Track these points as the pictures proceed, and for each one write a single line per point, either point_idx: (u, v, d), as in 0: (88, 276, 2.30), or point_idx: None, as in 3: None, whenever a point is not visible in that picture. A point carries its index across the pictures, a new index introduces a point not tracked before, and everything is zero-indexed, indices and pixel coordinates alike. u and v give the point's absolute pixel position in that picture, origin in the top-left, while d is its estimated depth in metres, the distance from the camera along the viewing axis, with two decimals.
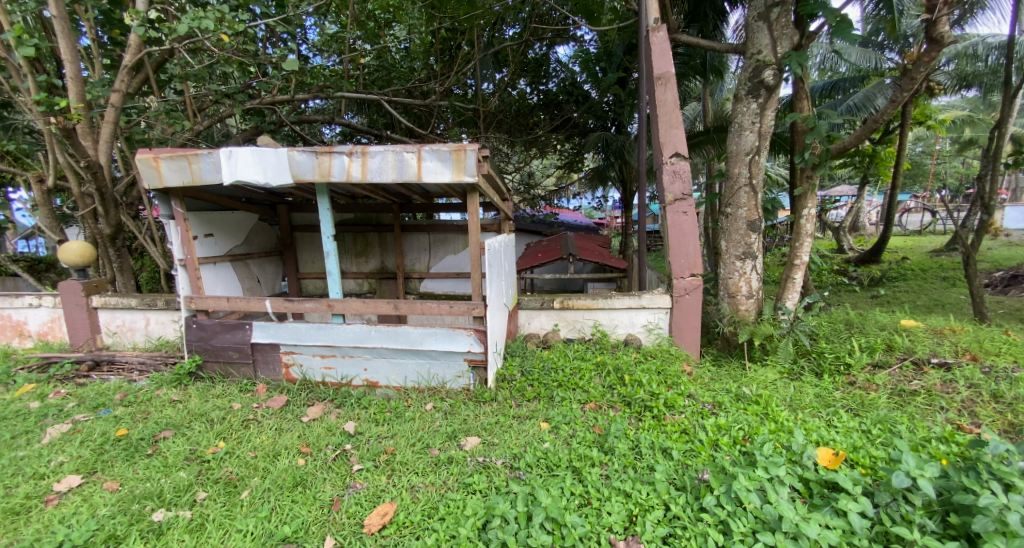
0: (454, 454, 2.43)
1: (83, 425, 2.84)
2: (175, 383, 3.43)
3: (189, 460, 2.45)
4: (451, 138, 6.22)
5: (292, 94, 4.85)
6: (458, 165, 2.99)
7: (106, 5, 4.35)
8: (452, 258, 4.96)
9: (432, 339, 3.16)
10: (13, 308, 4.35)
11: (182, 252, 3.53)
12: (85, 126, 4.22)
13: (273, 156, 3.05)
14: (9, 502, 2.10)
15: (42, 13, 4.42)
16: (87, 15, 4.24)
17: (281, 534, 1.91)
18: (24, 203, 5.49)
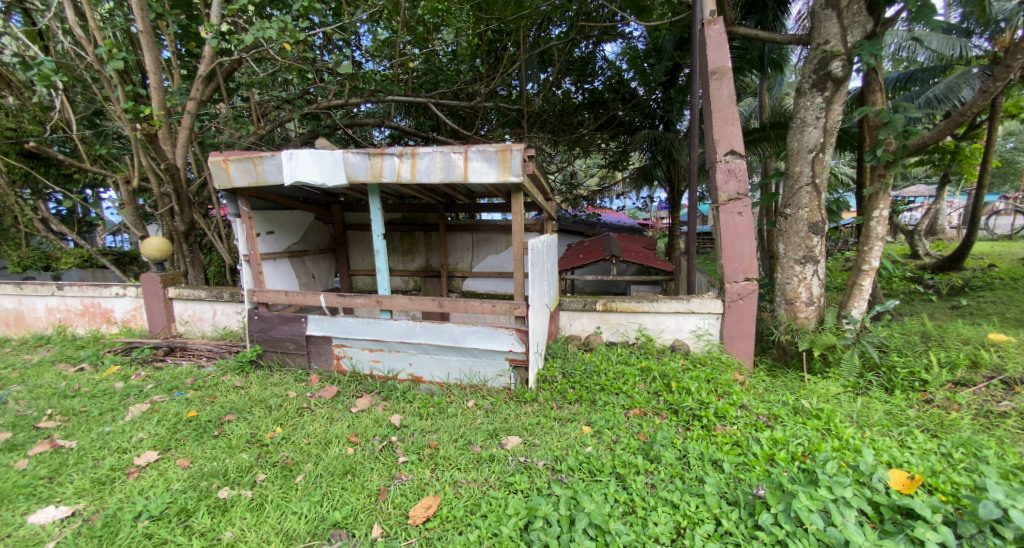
0: (497, 453, 2.44)
1: (159, 406, 3.09)
2: (238, 370, 3.67)
3: (250, 443, 2.62)
4: (495, 139, 6.28)
5: (346, 99, 5.08)
6: (504, 166, 3.00)
7: (183, 20, 4.72)
8: (495, 258, 4.99)
9: (474, 337, 3.20)
10: (102, 297, 4.79)
11: (247, 248, 3.79)
12: (165, 131, 4.60)
13: (330, 158, 3.19)
14: (97, 472, 2.32)
15: (130, 29, 4.86)
16: (167, 30, 4.63)
17: (332, 519, 1.99)
18: (113, 202, 6.06)
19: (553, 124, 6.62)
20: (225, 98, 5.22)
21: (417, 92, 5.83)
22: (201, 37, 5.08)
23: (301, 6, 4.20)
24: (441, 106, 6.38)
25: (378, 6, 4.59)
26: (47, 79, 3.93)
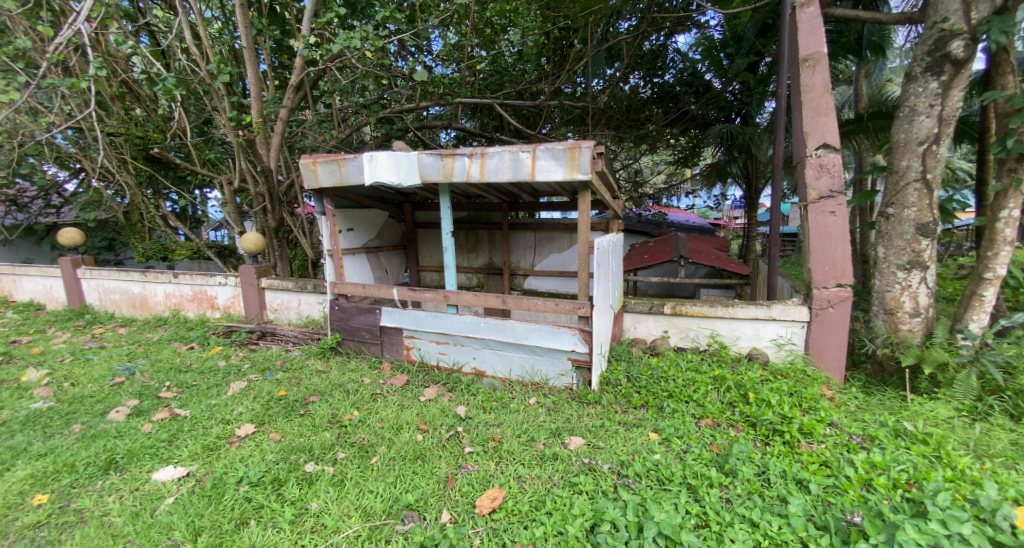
0: (561, 452, 2.44)
1: (254, 384, 3.43)
2: (320, 355, 3.98)
3: (331, 423, 2.84)
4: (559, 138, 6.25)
5: (418, 103, 5.30)
6: (572, 163, 2.97)
7: (278, 35, 5.17)
8: (557, 257, 4.95)
9: (537, 335, 3.21)
10: (208, 285, 5.38)
11: (330, 244, 4.09)
12: (262, 137, 5.08)
13: (406, 159, 3.35)
14: (207, 439, 2.63)
15: (234, 45, 5.41)
16: (264, 45, 5.10)
17: (405, 501, 2.09)
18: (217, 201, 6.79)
19: (620, 120, 6.47)
20: (311, 105, 5.65)
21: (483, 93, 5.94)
22: (292, 50, 5.54)
23: (380, 16, 4.44)
24: (507, 106, 6.45)
25: (450, 11, 4.73)
26: (169, 93, 4.48)
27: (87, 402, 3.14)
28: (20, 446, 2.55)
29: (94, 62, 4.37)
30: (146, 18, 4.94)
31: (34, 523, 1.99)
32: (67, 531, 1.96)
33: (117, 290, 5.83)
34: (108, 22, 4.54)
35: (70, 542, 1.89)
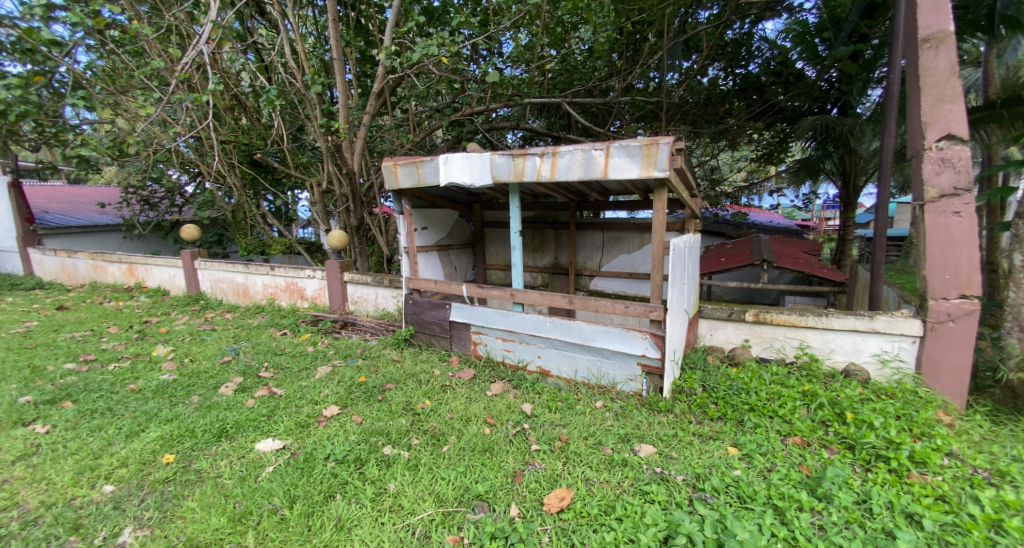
0: (630, 458, 2.37)
1: (337, 370, 3.71)
2: (395, 346, 4.21)
3: (405, 410, 3.00)
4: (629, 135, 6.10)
5: (488, 105, 5.42)
6: (647, 160, 2.85)
7: (362, 46, 5.53)
8: (626, 258, 4.81)
9: (605, 338, 3.14)
10: (299, 277, 5.89)
11: (406, 241, 4.31)
12: (348, 142, 5.48)
13: (479, 160, 3.43)
14: (300, 417, 2.89)
15: (324, 57, 5.88)
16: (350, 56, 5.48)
17: (476, 491, 2.15)
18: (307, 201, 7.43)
19: (697, 115, 6.16)
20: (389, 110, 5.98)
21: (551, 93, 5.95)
22: (374, 59, 5.91)
23: (455, 22, 4.59)
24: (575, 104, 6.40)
25: (522, 12, 4.77)
26: (271, 103, 4.96)
27: (202, 377, 3.58)
28: (153, 411, 2.96)
29: (212, 78, 4.95)
30: (253, 37, 5.52)
31: (164, 478, 2.29)
32: (189, 487, 2.25)
33: (224, 280, 6.58)
34: (223, 42, 5.12)
35: (191, 498, 2.15)
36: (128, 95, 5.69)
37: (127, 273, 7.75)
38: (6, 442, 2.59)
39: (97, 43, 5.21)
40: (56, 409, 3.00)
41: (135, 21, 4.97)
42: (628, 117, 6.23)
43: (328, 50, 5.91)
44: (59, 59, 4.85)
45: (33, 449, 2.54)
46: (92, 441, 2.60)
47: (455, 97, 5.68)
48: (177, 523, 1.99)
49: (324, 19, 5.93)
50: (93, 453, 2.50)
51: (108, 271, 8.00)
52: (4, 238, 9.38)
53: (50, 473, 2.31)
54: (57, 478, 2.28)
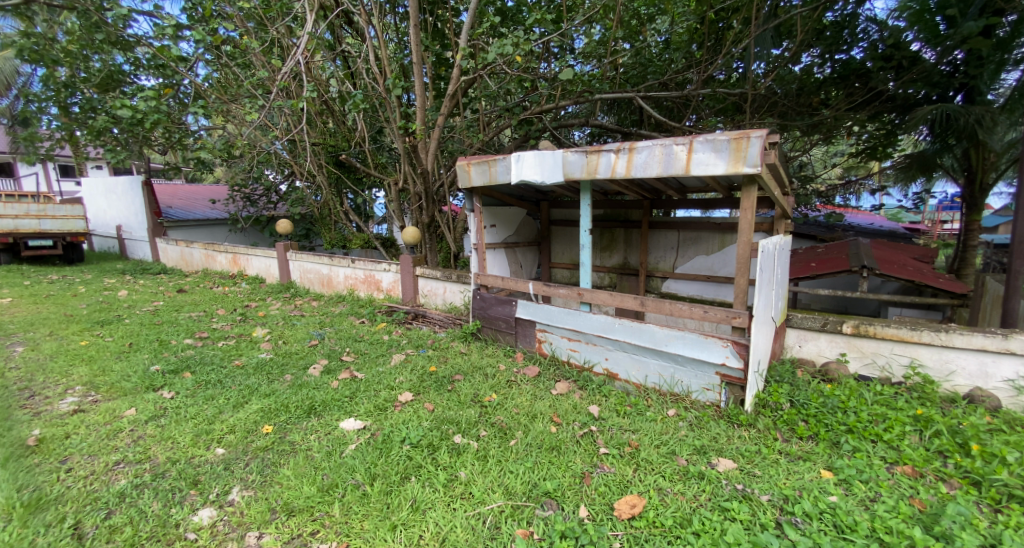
0: (708, 472, 2.24)
1: (409, 358, 3.90)
2: (463, 339, 4.33)
3: (473, 402, 3.08)
4: (706, 130, 5.83)
5: (557, 102, 5.42)
6: (735, 156, 2.65)
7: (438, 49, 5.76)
8: (703, 259, 4.55)
9: (680, 343, 2.99)
10: (376, 270, 6.25)
11: (476, 238, 4.40)
12: (423, 142, 5.72)
13: (552, 157, 3.40)
14: (378, 400, 3.07)
15: (403, 62, 6.19)
16: (427, 59, 5.72)
17: (544, 488, 2.15)
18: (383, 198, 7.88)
19: (787, 107, 5.73)
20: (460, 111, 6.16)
21: (623, 88, 5.82)
22: (449, 61, 6.12)
23: (530, 21, 4.63)
24: (648, 99, 6.19)
25: (596, 7, 4.70)
26: (357, 107, 5.31)
27: (293, 358, 3.93)
28: (254, 386, 3.30)
29: (307, 85, 5.39)
30: (341, 45, 5.93)
31: (264, 446, 2.55)
32: (284, 456, 2.47)
33: (312, 271, 7.14)
34: (316, 52, 5.57)
35: (287, 466, 2.37)
36: (237, 103, 6.36)
37: (232, 262, 8.69)
38: (141, 404, 3.02)
39: (215, 57, 5.88)
40: (178, 378, 3.44)
41: (245, 36, 5.54)
42: (706, 111, 5.91)
43: (407, 54, 6.22)
44: (185, 73, 5.55)
45: (161, 412, 2.93)
46: (206, 409, 2.96)
47: (525, 96, 5.75)
48: (275, 488, 2.20)
49: (404, 25, 6.23)
50: (207, 419, 2.83)
51: (217, 260, 9.02)
52: (139, 230, 10.92)
53: (173, 433, 2.66)
54: (180, 438, 2.61)
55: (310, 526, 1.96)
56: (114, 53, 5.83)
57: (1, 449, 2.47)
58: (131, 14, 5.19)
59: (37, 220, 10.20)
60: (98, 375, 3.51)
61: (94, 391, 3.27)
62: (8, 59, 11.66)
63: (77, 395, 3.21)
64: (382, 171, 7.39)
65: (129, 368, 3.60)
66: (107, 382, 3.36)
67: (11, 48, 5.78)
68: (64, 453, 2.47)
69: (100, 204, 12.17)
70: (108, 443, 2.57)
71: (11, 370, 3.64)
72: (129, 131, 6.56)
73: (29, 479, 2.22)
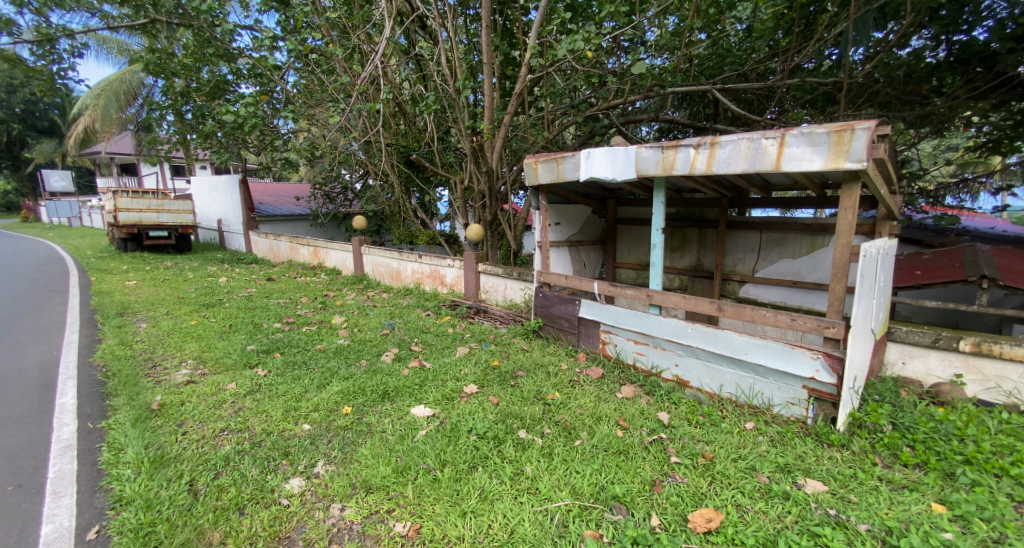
0: (794, 492, 2.08)
1: (473, 351, 3.99)
2: (525, 336, 4.35)
3: (536, 399, 3.08)
4: (790, 123, 5.39)
5: (627, 98, 5.27)
6: (836, 150, 2.41)
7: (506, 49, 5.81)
8: (788, 263, 4.22)
9: (761, 352, 2.79)
10: (442, 266, 6.46)
11: (541, 236, 4.39)
12: (490, 140, 5.82)
13: (623, 154, 3.28)
14: (445, 390, 3.18)
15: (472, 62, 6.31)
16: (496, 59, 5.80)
17: (613, 492, 2.11)
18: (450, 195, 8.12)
19: (891, 97, 5.15)
20: (525, 109, 6.16)
21: (697, 80, 5.53)
22: (516, 60, 6.16)
23: (601, 15, 4.52)
24: (725, 92, 5.84)
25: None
26: (429, 109, 5.49)
27: (368, 345, 4.17)
28: (334, 369, 3.55)
29: (384, 88, 5.66)
30: (416, 49, 6.18)
31: (344, 426, 2.73)
32: (362, 436, 2.63)
33: (383, 265, 7.52)
34: (393, 56, 5.84)
35: (364, 446, 2.52)
36: (322, 107, 6.84)
37: (313, 254, 9.39)
38: (239, 379, 3.35)
39: (303, 65, 6.36)
40: (270, 358, 3.78)
41: (330, 44, 5.92)
42: (792, 103, 5.46)
43: (476, 54, 6.34)
44: (279, 81, 6.07)
45: (257, 387, 3.23)
46: (294, 387, 3.22)
47: (592, 92, 5.64)
48: (354, 465, 2.35)
49: (474, 26, 6.34)
50: (295, 396, 3.09)
51: (300, 252, 9.78)
52: (236, 224, 12.13)
53: (267, 407, 2.92)
54: (273, 412, 2.87)
55: (386, 504, 2.07)
56: (221, 64, 6.49)
57: (132, 410, 2.86)
58: (235, 29, 5.75)
59: (156, 214, 11.68)
60: (205, 351, 3.95)
61: (203, 364, 3.69)
62: (136, 73, 13.41)
63: (189, 367, 3.64)
64: (450, 170, 7.62)
65: (230, 346, 4.02)
66: (212, 358, 3.77)
67: (140, 63, 6.63)
68: (180, 418, 2.80)
69: (205, 200, 13.66)
70: (214, 412, 2.88)
71: (138, 343, 4.20)
72: (231, 134, 7.29)
73: (153, 438, 2.55)
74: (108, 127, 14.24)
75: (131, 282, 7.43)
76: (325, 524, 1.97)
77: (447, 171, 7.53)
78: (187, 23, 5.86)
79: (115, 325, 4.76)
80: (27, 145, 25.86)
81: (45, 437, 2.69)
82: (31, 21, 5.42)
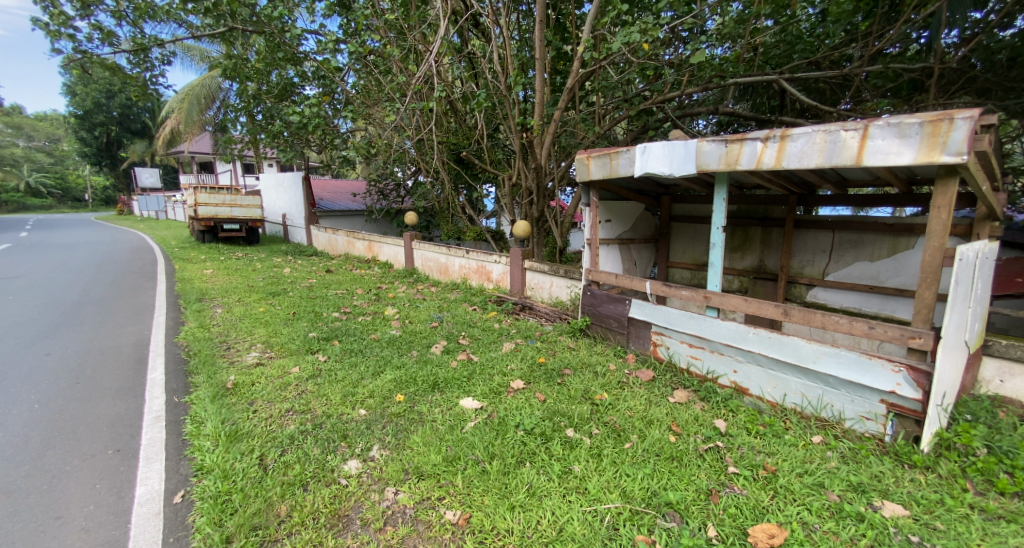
0: (870, 514, 1.93)
1: (520, 348, 4.00)
2: (571, 334, 4.31)
3: (584, 398, 3.04)
4: (868, 114, 4.96)
5: (684, 90, 5.05)
6: (931, 141, 2.17)
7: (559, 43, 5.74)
8: (864, 266, 3.89)
9: (832, 362, 2.59)
10: (488, 262, 6.51)
11: (591, 233, 4.31)
12: (541, 137, 5.79)
13: (682, 148, 3.15)
14: (493, 384, 3.21)
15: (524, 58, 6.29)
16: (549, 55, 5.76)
17: (666, 499, 2.04)
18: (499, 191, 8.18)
19: (992, 83, 4.60)
20: (576, 104, 6.06)
21: (762, 70, 5.20)
22: (568, 55, 6.08)
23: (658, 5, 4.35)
24: (794, 82, 5.46)
25: None
26: (481, 106, 5.53)
27: (418, 336, 4.30)
28: (388, 357, 3.70)
29: (438, 86, 5.78)
30: (469, 48, 6.25)
31: (397, 413, 2.83)
32: (414, 424, 2.71)
33: (432, 259, 7.69)
34: (447, 55, 5.94)
35: (416, 434, 2.60)
36: (379, 106, 7.08)
37: (367, 248, 9.78)
38: (302, 363, 3.57)
39: (362, 67, 6.62)
40: (329, 345, 4.00)
41: (388, 45, 6.11)
42: (870, 92, 5.02)
43: (529, 50, 6.32)
44: (341, 82, 6.35)
45: (318, 372, 3.42)
46: (351, 374, 3.38)
47: (646, 85, 5.44)
48: (407, 451, 2.43)
49: (527, 22, 6.31)
50: (352, 382, 3.24)
51: (355, 246, 10.23)
52: (299, 218, 12.87)
53: (327, 391, 3.09)
54: (332, 396, 3.03)
55: (437, 492, 2.12)
56: (288, 68, 6.89)
57: (210, 388, 3.12)
58: (302, 34, 6.08)
59: (230, 208, 12.63)
60: (272, 336, 4.23)
61: (270, 348, 3.96)
62: (214, 78, 14.50)
63: (258, 350, 3.92)
64: (499, 166, 7.67)
65: (294, 333, 4.28)
66: (278, 342, 4.04)
67: (218, 69, 7.16)
68: (251, 397, 3.02)
69: (271, 196, 14.59)
70: (281, 393, 3.08)
71: (214, 326, 4.57)
72: (297, 133, 7.73)
73: (229, 414, 2.76)
74: (190, 128, 15.56)
75: (208, 271, 8.07)
76: (380, 506, 2.05)
77: (497, 167, 7.58)
78: (260, 30, 6.25)
79: (195, 309, 5.21)
80: (122, 146, 28.72)
81: (139, 408, 2.99)
82: (128, 33, 5.99)
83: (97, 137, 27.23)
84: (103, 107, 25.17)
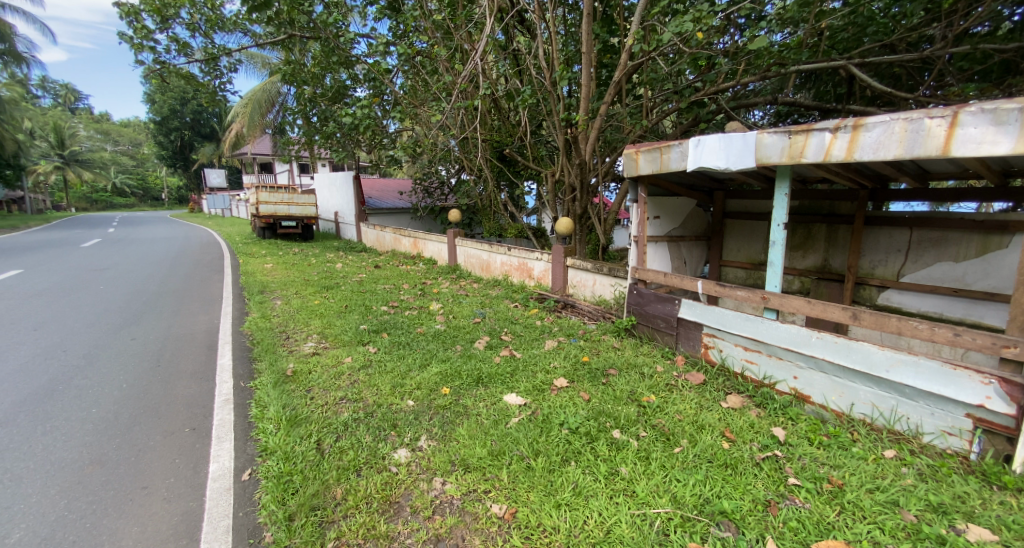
0: (952, 537, 1.77)
1: (563, 346, 3.97)
2: (616, 334, 4.22)
3: (630, 399, 2.97)
4: (950, 100, 4.52)
5: (740, 81, 4.80)
6: None
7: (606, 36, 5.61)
8: (945, 267, 3.56)
9: (909, 370, 2.38)
10: (530, 259, 6.49)
11: (638, 230, 4.20)
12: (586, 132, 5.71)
13: (741, 141, 2.99)
14: (537, 381, 3.21)
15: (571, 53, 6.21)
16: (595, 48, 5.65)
17: (720, 508, 1.96)
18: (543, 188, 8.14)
19: None
20: (623, 98, 5.90)
21: (827, 56, 4.85)
22: (615, 47, 5.93)
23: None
24: (864, 67, 5.05)
25: None
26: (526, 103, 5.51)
27: (462, 331, 4.36)
28: (434, 351, 3.78)
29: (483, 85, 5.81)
30: (514, 45, 6.26)
31: (443, 405, 2.89)
32: (459, 417, 2.76)
33: (474, 256, 7.77)
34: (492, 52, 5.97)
35: (461, 426, 2.65)
36: (426, 106, 7.23)
37: (412, 245, 10.03)
38: (354, 354, 3.72)
39: (411, 68, 6.78)
40: (378, 337, 4.15)
41: (435, 45, 6.22)
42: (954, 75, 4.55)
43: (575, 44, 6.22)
44: (390, 83, 6.54)
45: (368, 362, 3.56)
46: (400, 365, 3.48)
47: (698, 76, 5.21)
48: (454, 443, 2.47)
49: (573, 15, 6.21)
50: (400, 374, 3.34)
51: (402, 243, 10.52)
52: (350, 215, 13.41)
53: (377, 381, 3.20)
54: (382, 386, 3.13)
55: (483, 484, 2.15)
56: (341, 71, 7.17)
57: (272, 374, 3.31)
58: (355, 37, 6.29)
59: (288, 206, 13.36)
60: (326, 327, 4.44)
61: (324, 338, 4.16)
62: (274, 82, 15.38)
63: (314, 340, 4.12)
64: (544, 162, 7.63)
65: (347, 325, 4.47)
66: (332, 334, 4.23)
67: (279, 74, 7.57)
68: (308, 384, 3.18)
69: (325, 194, 15.28)
70: (335, 381, 3.22)
71: (274, 317, 4.86)
72: (348, 134, 8.04)
73: (289, 400, 2.92)
74: (253, 131, 16.61)
75: (269, 265, 8.58)
76: (429, 495, 2.10)
77: (541, 164, 7.55)
78: (316, 35, 6.53)
79: (257, 301, 5.55)
80: (194, 149, 30.97)
81: (210, 391, 3.22)
82: (201, 43, 6.45)
83: (172, 141, 29.56)
84: (177, 112, 27.47)
